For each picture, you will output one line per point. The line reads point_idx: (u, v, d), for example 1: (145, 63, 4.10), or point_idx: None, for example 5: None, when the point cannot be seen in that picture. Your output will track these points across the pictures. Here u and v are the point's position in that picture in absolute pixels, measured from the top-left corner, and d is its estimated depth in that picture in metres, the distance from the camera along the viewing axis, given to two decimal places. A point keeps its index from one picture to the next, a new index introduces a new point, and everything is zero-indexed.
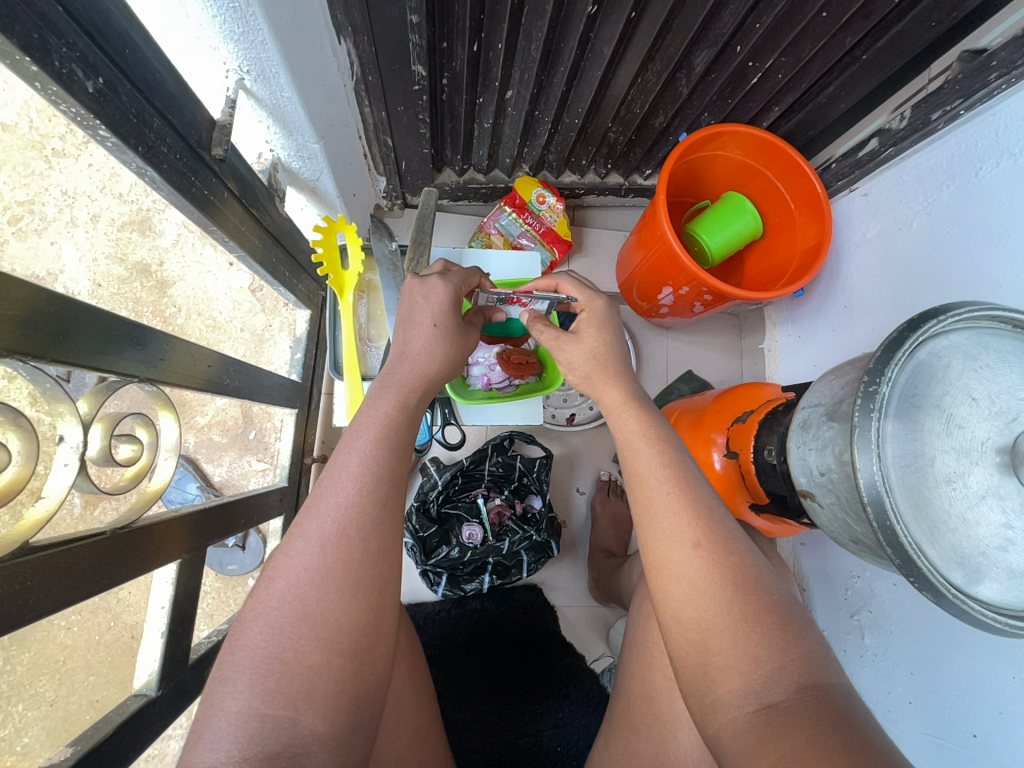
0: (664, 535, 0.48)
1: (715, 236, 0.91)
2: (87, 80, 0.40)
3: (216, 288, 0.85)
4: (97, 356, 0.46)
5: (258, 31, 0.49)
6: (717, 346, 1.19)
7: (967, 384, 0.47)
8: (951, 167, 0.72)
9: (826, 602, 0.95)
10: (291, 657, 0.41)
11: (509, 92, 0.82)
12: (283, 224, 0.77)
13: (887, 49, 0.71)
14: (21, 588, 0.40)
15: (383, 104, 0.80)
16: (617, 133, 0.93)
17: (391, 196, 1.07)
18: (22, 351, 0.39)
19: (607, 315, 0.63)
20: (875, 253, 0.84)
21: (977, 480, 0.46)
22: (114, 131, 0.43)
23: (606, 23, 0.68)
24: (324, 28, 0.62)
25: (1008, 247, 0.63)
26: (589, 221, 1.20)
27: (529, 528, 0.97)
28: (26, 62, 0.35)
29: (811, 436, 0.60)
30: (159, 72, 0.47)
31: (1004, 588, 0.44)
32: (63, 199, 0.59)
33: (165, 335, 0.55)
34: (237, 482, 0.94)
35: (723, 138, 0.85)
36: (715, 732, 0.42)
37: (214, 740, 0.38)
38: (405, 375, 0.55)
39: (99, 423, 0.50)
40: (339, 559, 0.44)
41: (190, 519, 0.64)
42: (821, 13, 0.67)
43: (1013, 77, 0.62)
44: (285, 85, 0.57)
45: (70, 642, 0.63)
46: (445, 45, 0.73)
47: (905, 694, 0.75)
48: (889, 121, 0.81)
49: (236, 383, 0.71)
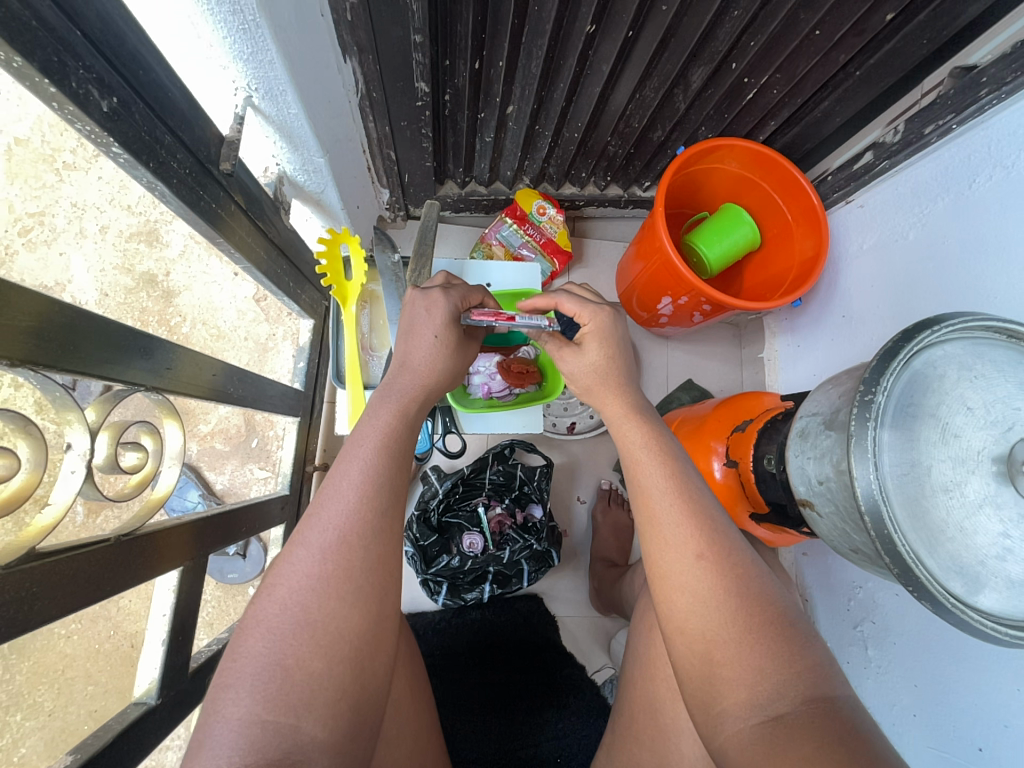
0: (666, 546, 0.49)
1: (714, 247, 0.92)
2: (102, 99, 0.41)
3: (221, 298, 0.88)
4: (106, 365, 0.46)
5: (267, 52, 0.50)
6: (717, 356, 1.20)
7: (963, 394, 0.47)
8: (946, 180, 0.73)
9: (828, 613, 0.94)
10: (292, 664, 0.41)
11: (510, 107, 0.83)
12: (289, 236, 0.78)
13: (880, 66, 0.73)
14: (27, 595, 0.41)
15: (386, 119, 0.81)
16: (616, 146, 0.94)
17: (394, 208, 1.08)
18: (35, 360, 0.40)
19: (611, 325, 0.62)
20: (873, 263, 0.85)
21: (974, 489, 0.46)
22: (127, 147, 0.44)
23: (605, 41, 0.70)
24: (331, 47, 0.64)
25: (1004, 259, 0.64)
26: (589, 232, 1.21)
27: (530, 537, 0.98)
28: (45, 83, 0.36)
29: (810, 445, 0.60)
30: (171, 91, 0.48)
31: (1004, 597, 0.44)
32: (73, 210, 0.61)
33: (171, 343, 0.55)
34: (238, 489, 0.95)
35: (721, 151, 0.86)
36: (721, 743, 0.42)
37: (215, 746, 0.38)
38: (406, 384, 0.56)
39: (106, 430, 0.51)
40: (340, 566, 0.44)
41: (194, 526, 0.64)
42: (815, 31, 0.68)
43: (1004, 93, 0.63)
44: (292, 103, 0.59)
45: (70, 651, 0.66)
46: (448, 63, 0.75)
47: (910, 706, 0.75)
48: (883, 135, 0.81)
49: (239, 391, 0.72)
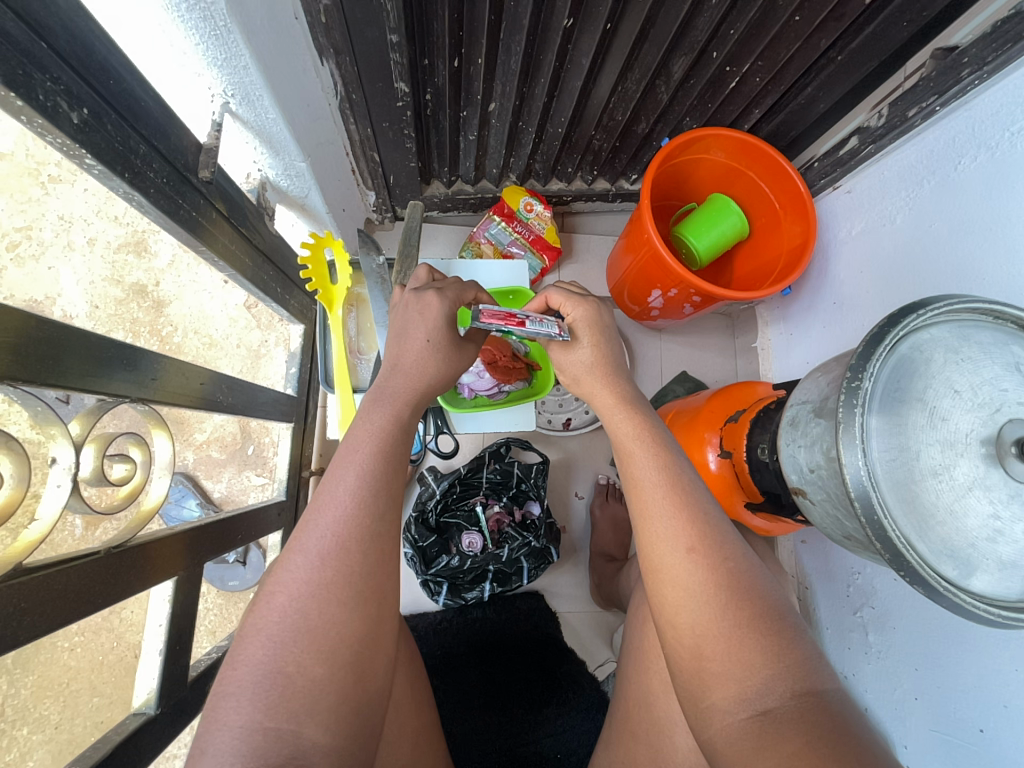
0: (658, 540, 0.49)
1: (702, 238, 0.91)
2: (72, 112, 0.41)
3: (212, 307, 0.87)
4: (91, 378, 0.47)
5: (240, 56, 0.50)
6: (711, 347, 1.20)
7: (949, 376, 0.47)
8: (932, 163, 0.73)
9: (828, 600, 0.94)
10: (293, 671, 0.41)
11: (492, 105, 0.83)
12: (273, 242, 0.78)
13: (861, 49, 0.72)
14: (15, 611, 0.41)
15: (368, 121, 0.81)
16: (601, 140, 0.94)
17: (382, 209, 1.08)
18: (15, 375, 0.40)
19: (598, 314, 0.62)
20: (861, 248, 0.85)
21: (963, 472, 0.46)
22: (100, 158, 0.44)
23: (583, 35, 0.70)
24: (307, 50, 0.63)
25: (993, 239, 0.63)
26: (578, 227, 1.21)
27: (528, 534, 0.97)
28: (12, 97, 0.36)
29: (800, 433, 0.60)
30: (145, 101, 0.48)
31: (997, 579, 0.44)
32: (60, 223, 0.61)
33: (156, 354, 0.55)
34: (236, 497, 0.95)
35: (706, 141, 0.86)
36: (710, 737, 0.42)
37: (219, 754, 0.38)
38: (395, 385, 0.56)
39: (92, 443, 0.51)
40: (339, 572, 0.44)
41: (187, 536, 0.64)
42: (794, 17, 0.68)
43: (986, 72, 0.63)
44: (270, 107, 0.58)
45: (73, 663, 0.67)
46: (426, 62, 0.74)
47: (910, 690, 0.75)
48: (868, 120, 0.81)
49: (229, 399, 0.72)
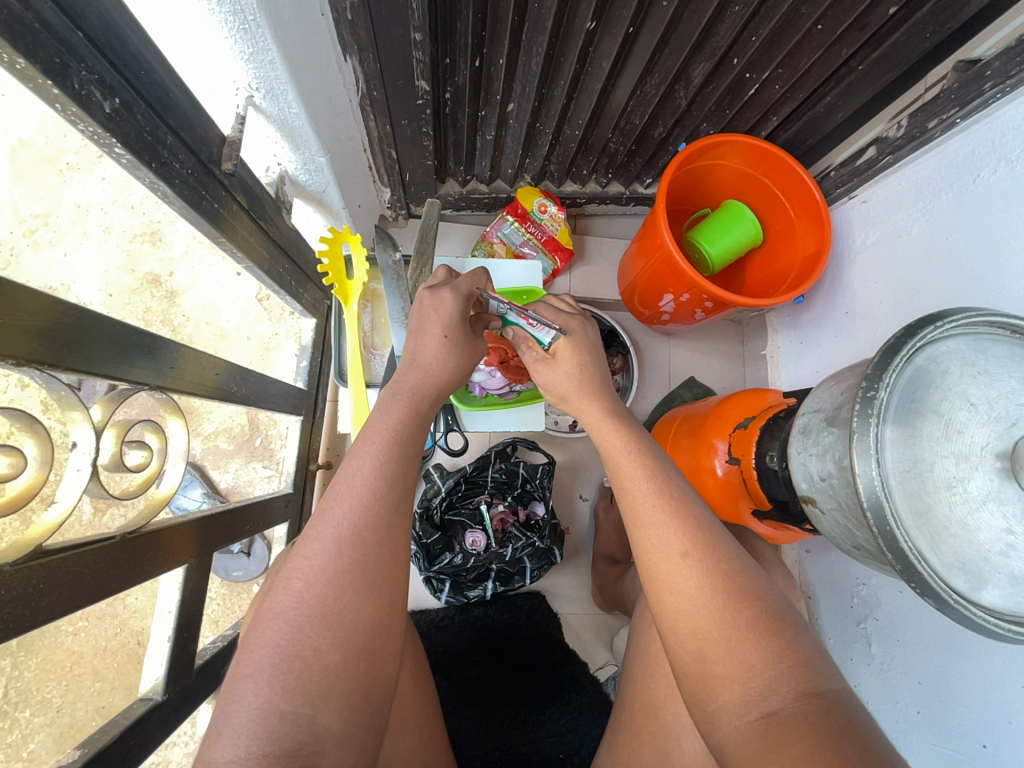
0: (651, 546, 0.49)
1: (715, 244, 0.91)
2: (104, 100, 0.41)
3: (223, 299, 0.90)
4: (110, 365, 0.47)
5: (267, 51, 0.51)
6: (719, 353, 1.20)
7: (966, 390, 0.47)
8: (950, 176, 0.73)
9: (831, 609, 0.94)
10: (310, 656, 0.41)
11: (511, 105, 0.83)
12: (290, 236, 0.79)
13: (883, 60, 0.72)
14: (34, 590, 0.41)
15: (387, 118, 0.81)
16: (617, 143, 0.94)
17: (396, 207, 1.09)
18: (39, 360, 0.40)
19: (584, 335, 0.64)
20: (877, 259, 0.85)
21: (976, 486, 0.45)
22: (129, 148, 0.44)
23: (606, 38, 0.70)
24: (330, 46, 0.64)
25: (1009, 253, 0.63)
26: (590, 229, 1.22)
27: (532, 535, 0.98)
28: (47, 84, 0.36)
29: (811, 441, 0.60)
30: (173, 92, 0.48)
31: (1007, 593, 0.44)
32: (76, 210, 0.73)
33: (175, 344, 0.56)
34: (242, 488, 0.97)
35: (722, 148, 0.86)
36: (720, 741, 0.42)
37: (235, 736, 0.38)
38: (412, 382, 0.56)
39: (112, 429, 0.52)
40: (355, 559, 0.44)
41: (197, 525, 0.64)
42: (817, 26, 0.68)
43: (1008, 86, 0.63)
44: (293, 102, 0.59)
45: (77, 649, 0.75)
46: (447, 61, 0.75)
47: (913, 703, 0.75)
48: (887, 130, 0.81)
49: (243, 390, 0.72)
